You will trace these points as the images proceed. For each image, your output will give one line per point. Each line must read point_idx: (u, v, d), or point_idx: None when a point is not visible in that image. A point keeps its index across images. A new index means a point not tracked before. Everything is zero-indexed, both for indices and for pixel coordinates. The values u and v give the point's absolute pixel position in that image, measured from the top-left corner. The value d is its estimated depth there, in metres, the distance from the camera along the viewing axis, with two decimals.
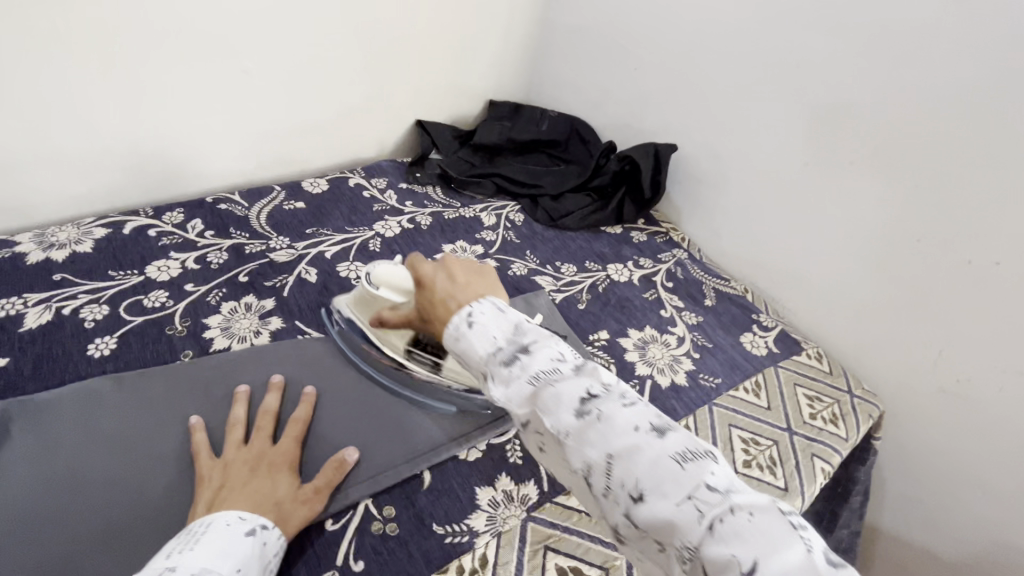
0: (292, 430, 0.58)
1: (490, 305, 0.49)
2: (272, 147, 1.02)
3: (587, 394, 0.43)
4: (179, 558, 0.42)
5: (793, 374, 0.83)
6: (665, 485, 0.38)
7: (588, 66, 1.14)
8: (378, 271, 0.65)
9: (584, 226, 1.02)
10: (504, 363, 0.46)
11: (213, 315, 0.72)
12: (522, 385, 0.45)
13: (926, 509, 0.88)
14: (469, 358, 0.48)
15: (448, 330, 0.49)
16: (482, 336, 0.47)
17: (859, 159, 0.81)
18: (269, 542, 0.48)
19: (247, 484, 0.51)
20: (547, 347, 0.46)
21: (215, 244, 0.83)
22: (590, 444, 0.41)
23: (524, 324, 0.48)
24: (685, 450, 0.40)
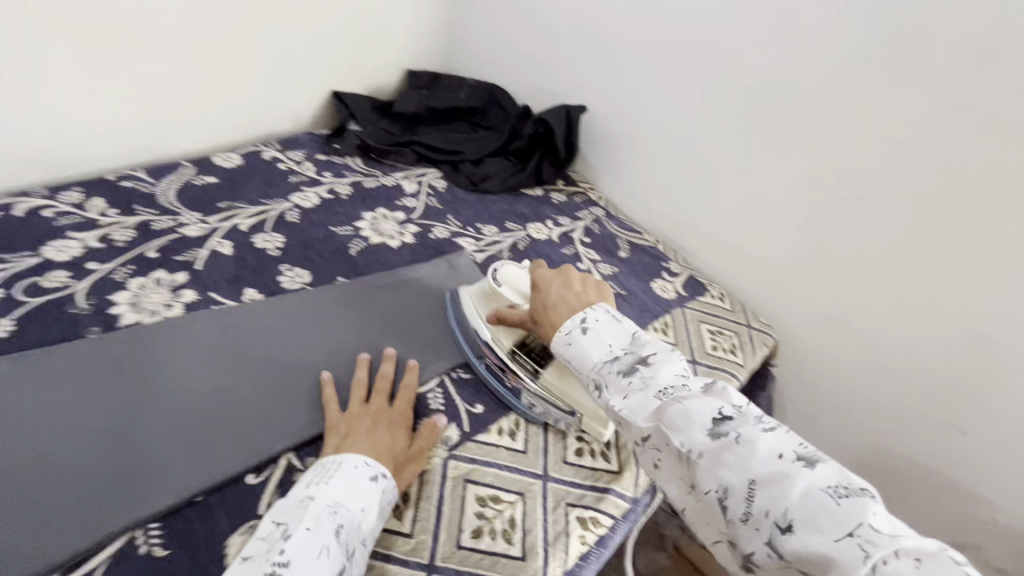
0: (409, 395, 0.64)
1: (605, 315, 0.57)
2: (177, 122, 0.98)
3: (719, 416, 0.45)
4: (317, 490, 0.50)
5: (698, 313, 0.90)
6: (819, 517, 0.38)
7: (502, 32, 1.16)
8: (505, 270, 0.73)
9: (504, 189, 1.05)
10: (618, 373, 0.52)
11: (121, 292, 0.70)
12: (648, 397, 0.49)
13: (817, 426, 0.99)
14: (585, 364, 0.54)
15: (563, 334, 0.57)
16: (597, 343, 0.55)
17: (746, 111, 0.88)
18: (387, 490, 0.53)
19: (369, 436, 0.58)
20: (669, 362, 0.51)
21: (119, 221, 0.80)
22: (729, 466, 0.43)
23: (642, 337, 0.54)
24: (838, 484, 0.40)
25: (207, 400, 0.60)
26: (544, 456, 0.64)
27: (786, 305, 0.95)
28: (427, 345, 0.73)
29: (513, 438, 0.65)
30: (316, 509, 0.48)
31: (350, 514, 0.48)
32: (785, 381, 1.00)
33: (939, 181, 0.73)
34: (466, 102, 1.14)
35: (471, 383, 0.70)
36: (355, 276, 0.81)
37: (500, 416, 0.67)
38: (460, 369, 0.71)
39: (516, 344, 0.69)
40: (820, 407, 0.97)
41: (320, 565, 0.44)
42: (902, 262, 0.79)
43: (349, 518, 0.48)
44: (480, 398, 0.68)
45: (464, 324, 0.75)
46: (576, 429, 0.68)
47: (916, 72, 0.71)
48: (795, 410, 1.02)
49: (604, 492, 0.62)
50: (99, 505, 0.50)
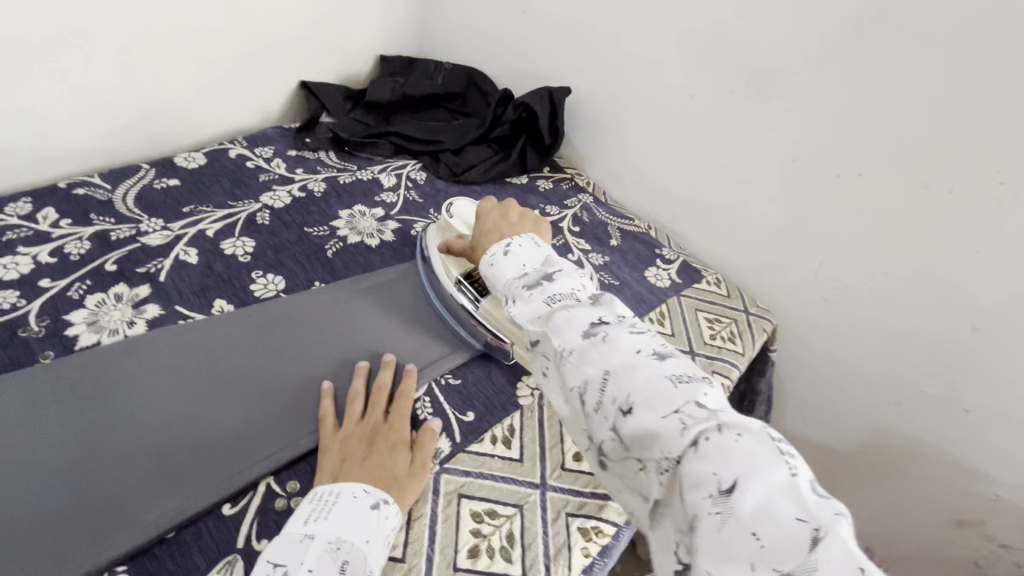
0: (406, 406, 0.60)
1: (528, 240, 0.58)
2: (134, 122, 0.91)
3: (596, 319, 0.46)
4: (316, 527, 0.46)
5: (695, 301, 0.87)
6: (655, 399, 0.40)
7: (478, 11, 1.10)
8: (460, 207, 0.77)
9: (488, 178, 1.01)
10: (525, 286, 0.53)
11: (77, 311, 0.65)
12: (539, 304, 0.50)
13: (819, 409, 0.97)
14: (500, 281, 0.56)
15: (488, 256, 0.58)
16: (514, 263, 0.56)
17: (737, 86, 0.83)
18: (391, 516, 0.49)
19: (366, 459, 0.54)
20: (569, 279, 0.52)
21: (73, 233, 0.74)
22: (591, 361, 0.44)
23: (554, 259, 0.55)
24: (682, 374, 0.41)
25: (172, 426, 0.56)
26: (541, 463, 0.60)
27: (784, 288, 0.92)
28: (411, 350, 0.69)
29: (508, 446, 0.61)
30: (316, 549, 0.45)
31: (354, 550, 0.45)
32: (784, 365, 0.98)
33: (942, 156, 0.69)
34: (443, 88, 1.09)
35: (460, 388, 0.66)
36: (334, 280, 0.76)
37: (493, 423, 0.63)
38: (447, 374, 0.67)
39: (463, 274, 0.72)
40: (821, 391, 0.95)
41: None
42: (904, 240, 0.76)
43: (354, 555, 0.45)
44: (471, 404, 0.65)
45: (426, 259, 0.77)
46: None
47: (918, 39, 0.67)
48: (796, 394, 0.99)
49: (606, 500, 0.59)
50: (53, 552, 0.46)
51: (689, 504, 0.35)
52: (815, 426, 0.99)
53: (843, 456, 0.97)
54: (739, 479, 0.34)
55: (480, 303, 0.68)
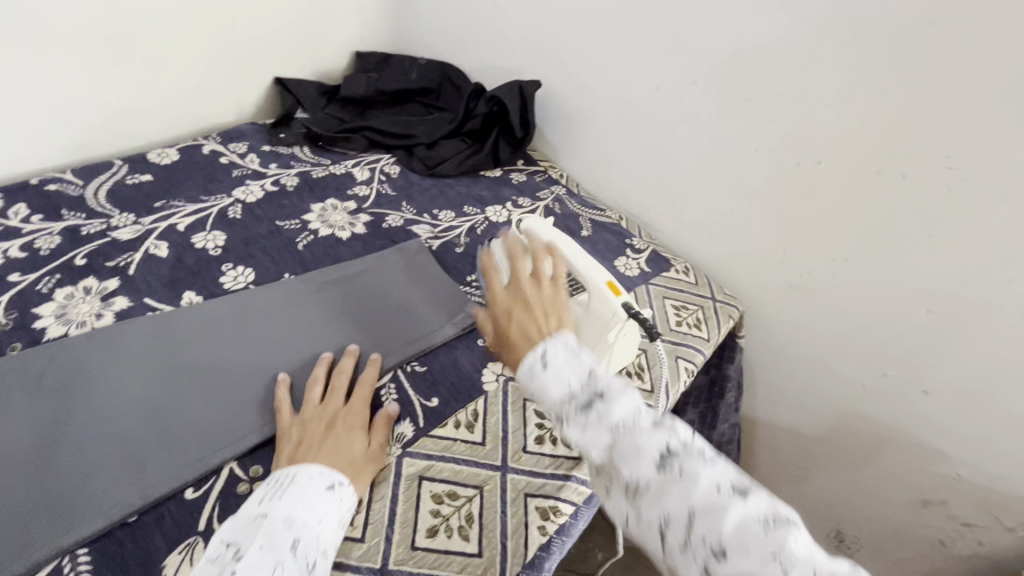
0: (365, 391, 0.62)
1: (564, 348, 0.50)
2: (107, 119, 0.92)
3: (666, 448, 0.42)
4: (269, 506, 0.48)
5: (663, 289, 0.88)
6: (747, 542, 0.38)
7: (451, 5, 1.10)
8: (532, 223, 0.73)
9: (461, 171, 1.02)
10: (578, 409, 0.46)
11: (46, 304, 0.66)
12: (601, 431, 0.45)
13: (787, 393, 0.99)
14: (544, 401, 0.48)
15: (523, 371, 0.50)
16: (556, 377, 0.48)
17: (701, 75, 0.85)
18: (345, 497, 0.51)
19: (324, 441, 0.56)
20: (625, 394, 0.46)
21: (43, 228, 0.75)
22: (672, 498, 0.41)
23: (599, 370, 0.48)
24: (768, 513, 0.39)
25: (137, 413, 0.57)
26: (503, 446, 0.62)
27: (752, 275, 0.93)
28: (377, 338, 0.70)
29: (472, 431, 0.63)
30: (269, 525, 0.46)
31: (306, 525, 0.46)
32: (754, 351, 1.00)
33: (895, 142, 0.71)
34: (418, 83, 1.10)
35: (426, 376, 0.67)
36: (302, 272, 0.77)
37: (457, 409, 0.64)
38: (414, 361, 0.69)
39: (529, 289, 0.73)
40: (789, 375, 0.97)
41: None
42: (864, 224, 0.78)
43: (306, 530, 0.46)
44: (437, 391, 0.66)
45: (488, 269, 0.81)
46: (536, 416, 0.66)
47: (870, 25, 0.68)
48: (766, 380, 1.01)
49: (565, 479, 0.60)
50: (18, 534, 0.48)
51: None
52: (785, 411, 1.01)
53: (811, 439, 1.00)
54: None
55: None
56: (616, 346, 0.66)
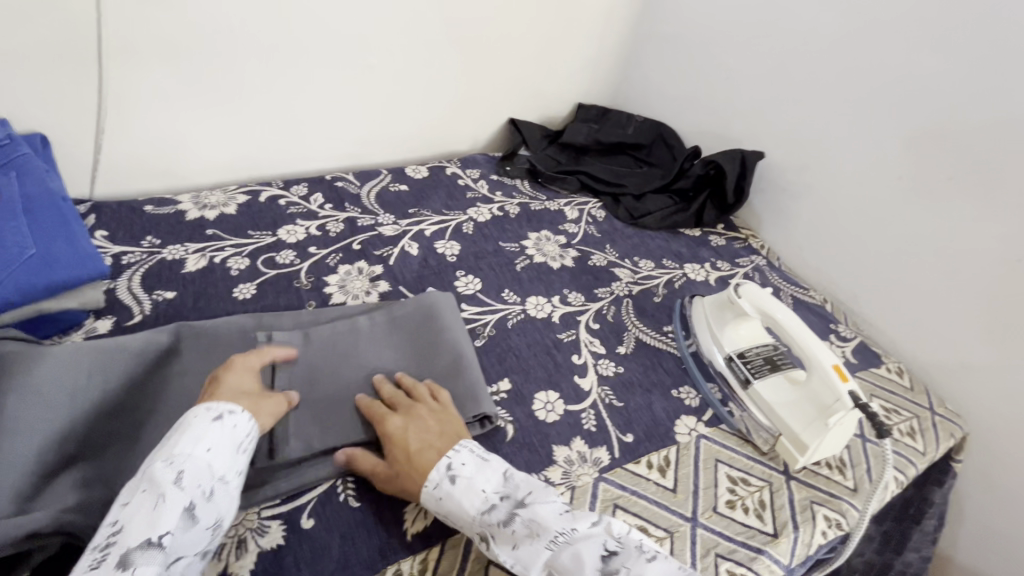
0: (264, 355, 0.61)
1: (470, 458, 0.55)
2: (384, 136, 1.13)
3: (606, 552, 0.50)
4: (155, 454, 0.47)
5: (871, 385, 0.82)
6: None
7: (682, 72, 1.18)
8: (748, 287, 0.74)
9: (663, 226, 1.06)
10: (499, 523, 0.51)
11: (332, 275, 0.83)
12: (539, 549, 0.50)
13: (1004, 540, 0.85)
14: (463, 517, 0.52)
15: (429, 489, 0.53)
16: (473, 492, 0.53)
17: (963, 174, 0.80)
18: (238, 424, 0.51)
19: (207, 392, 0.55)
20: (545, 501, 0.53)
21: (332, 216, 0.94)
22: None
23: (513, 476, 0.55)
24: None
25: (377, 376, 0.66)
26: (694, 499, 0.62)
27: (983, 395, 0.83)
28: (581, 364, 0.76)
29: (663, 475, 0.64)
30: (150, 467, 0.45)
31: (191, 458, 0.46)
32: (967, 481, 0.88)
33: None
34: (633, 138, 1.18)
35: (622, 411, 0.71)
36: (519, 291, 0.86)
37: (651, 450, 0.67)
38: (612, 396, 0.72)
39: (734, 350, 0.74)
40: (1014, 521, 0.84)
41: (155, 514, 0.42)
42: None
43: (190, 462, 0.46)
44: (631, 428, 0.69)
45: (687, 322, 0.83)
46: (728, 480, 0.65)
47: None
48: (978, 519, 0.88)
49: (758, 552, 0.59)
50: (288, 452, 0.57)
51: None
52: (1002, 562, 0.87)
53: None
54: None
55: (751, 384, 0.71)
56: (834, 431, 0.63)
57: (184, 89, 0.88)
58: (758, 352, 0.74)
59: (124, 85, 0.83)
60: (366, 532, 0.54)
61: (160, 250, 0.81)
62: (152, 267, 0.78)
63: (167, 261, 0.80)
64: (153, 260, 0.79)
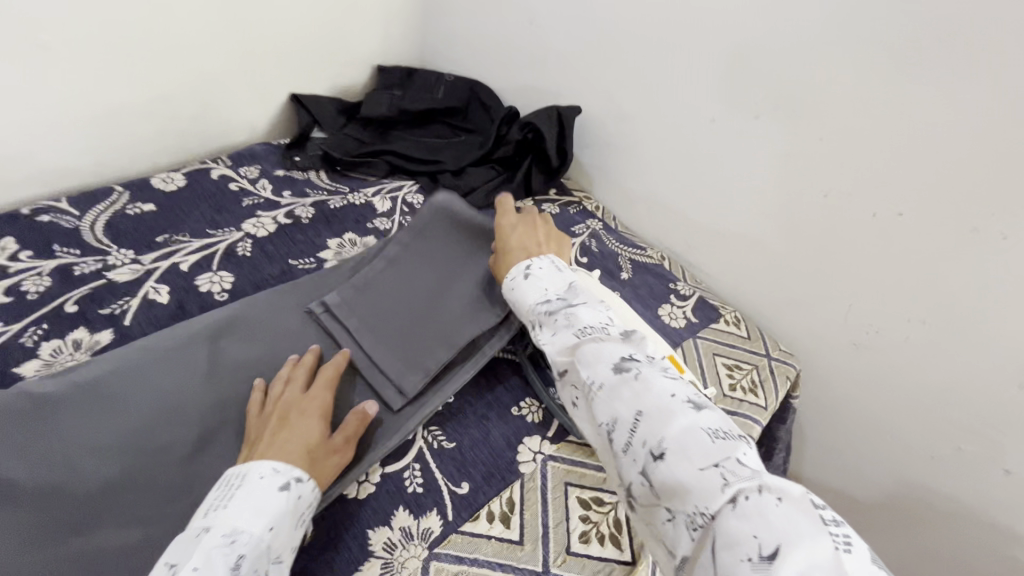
0: (329, 370, 0.58)
1: (549, 264, 0.62)
2: (108, 140, 0.84)
3: (625, 356, 0.49)
4: (214, 518, 0.45)
5: (712, 344, 0.80)
6: (690, 447, 0.42)
7: (486, 19, 1.02)
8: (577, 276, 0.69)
9: (491, 202, 0.94)
10: (546, 311, 0.56)
11: (30, 361, 0.59)
12: (568, 334, 0.53)
13: (839, 454, 0.91)
14: (523, 304, 0.59)
15: (509, 279, 0.62)
16: (535, 286, 0.59)
17: (766, 111, 0.76)
18: (303, 495, 0.49)
19: (276, 437, 0.52)
20: (593, 309, 0.54)
21: (32, 268, 0.68)
22: (622, 400, 0.46)
23: (575, 286, 0.58)
24: (718, 429, 0.43)
25: (374, 335, 0.64)
26: (544, 546, 0.54)
27: (809, 327, 0.85)
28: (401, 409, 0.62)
29: (508, 525, 0.55)
30: (208, 542, 0.43)
31: (252, 538, 0.44)
32: (805, 408, 0.91)
33: (991, 200, 0.63)
34: (444, 102, 1.02)
35: (455, 454, 0.59)
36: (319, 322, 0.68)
37: (490, 497, 0.57)
38: (442, 437, 0.61)
39: None
40: (845, 436, 0.89)
41: None
42: (941, 287, 0.70)
43: (251, 543, 0.44)
44: (466, 473, 0.58)
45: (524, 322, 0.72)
46: (580, 506, 0.58)
47: (990, 64, 0.59)
48: (816, 438, 0.93)
49: None
50: None
51: (723, 566, 0.37)
52: (835, 472, 0.93)
53: (863, 506, 0.91)
54: (782, 550, 0.35)
55: None
56: None
57: None
58: None
59: None
60: None
61: None
62: None
63: None
64: None
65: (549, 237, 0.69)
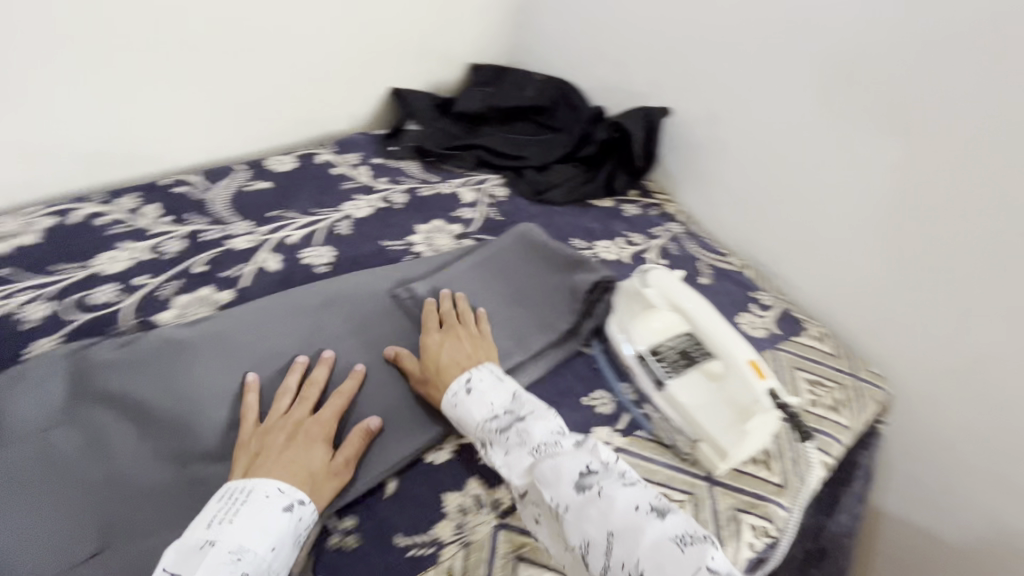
0: (342, 393, 0.59)
1: (490, 374, 0.60)
2: (234, 124, 0.94)
3: (585, 470, 0.51)
4: (220, 532, 0.46)
5: (794, 358, 0.77)
6: (666, 563, 0.46)
7: (580, 23, 1.05)
8: (655, 275, 0.69)
9: (571, 200, 0.96)
10: (499, 430, 0.55)
11: (164, 310, 0.67)
12: (525, 456, 0.53)
13: (928, 492, 0.84)
14: (469, 424, 0.57)
15: (447, 397, 0.58)
16: (481, 402, 0.57)
17: (876, 115, 0.74)
18: (304, 517, 0.49)
19: (282, 454, 0.52)
20: (546, 422, 0.55)
21: (169, 231, 0.77)
22: (591, 520, 0.48)
23: (521, 396, 0.58)
24: (683, 534, 0.47)
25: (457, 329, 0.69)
26: None
27: (905, 348, 0.80)
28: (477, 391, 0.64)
29: None
30: (215, 558, 0.44)
31: (256, 559, 0.45)
32: (892, 438, 0.85)
33: None
34: (533, 101, 1.05)
35: None
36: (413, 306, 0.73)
37: None
38: None
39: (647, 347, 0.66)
40: (935, 471, 0.82)
41: None
42: None
43: (255, 563, 0.45)
44: None
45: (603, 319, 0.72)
46: None
47: None
48: (902, 472, 0.86)
49: None
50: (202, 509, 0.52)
51: None
52: (923, 512, 0.86)
53: (952, 551, 0.84)
54: None
55: (668, 385, 0.63)
56: (754, 435, 0.58)
57: None
58: (672, 346, 0.66)
59: None
60: None
61: None
62: None
63: None
64: None
65: (476, 337, 0.66)
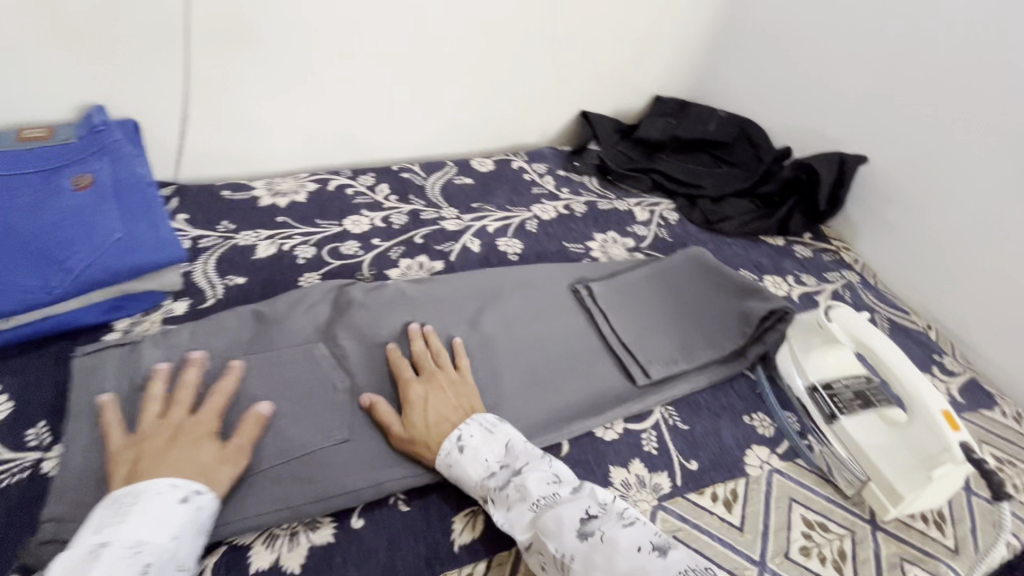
0: (221, 390, 0.57)
1: (480, 427, 0.58)
2: (452, 128, 1.10)
3: (585, 515, 0.50)
4: (108, 534, 0.44)
5: (981, 430, 0.72)
6: None
7: (776, 69, 1.09)
8: (841, 309, 0.70)
9: (743, 233, 0.98)
10: (497, 488, 0.54)
11: (393, 269, 0.83)
12: (526, 511, 0.52)
13: None
14: (466, 483, 0.55)
15: (441, 456, 0.57)
16: (474, 459, 0.56)
17: None
18: (204, 506, 0.48)
19: (167, 454, 0.50)
20: (539, 472, 0.54)
21: (397, 207, 0.94)
22: (598, 566, 0.46)
23: (513, 446, 0.57)
24: (688, 567, 0.45)
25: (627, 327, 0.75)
26: (763, 540, 0.57)
27: None
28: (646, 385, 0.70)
29: (729, 509, 0.59)
30: (112, 555, 0.42)
31: (155, 548, 0.44)
32: None
33: None
34: (714, 135, 1.10)
35: (688, 434, 0.66)
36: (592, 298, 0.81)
37: (717, 480, 0.62)
38: (677, 418, 0.68)
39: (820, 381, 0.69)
40: None
41: None
42: None
43: (157, 552, 0.44)
44: (695, 453, 0.64)
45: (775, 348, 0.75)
46: (803, 523, 0.59)
47: None
48: None
49: None
50: None
51: None
52: None
53: None
54: None
55: (837, 420, 0.66)
56: (937, 484, 0.57)
57: (272, 81, 0.91)
58: (847, 386, 0.70)
59: (213, 75, 0.86)
60: (411, 540, 0.54)
61: (234, 236, 0.83)
62: (224, 252, 0.80)
63: (240, 246, 0.81)
64: (226, 245, 0.81)
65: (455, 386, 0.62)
